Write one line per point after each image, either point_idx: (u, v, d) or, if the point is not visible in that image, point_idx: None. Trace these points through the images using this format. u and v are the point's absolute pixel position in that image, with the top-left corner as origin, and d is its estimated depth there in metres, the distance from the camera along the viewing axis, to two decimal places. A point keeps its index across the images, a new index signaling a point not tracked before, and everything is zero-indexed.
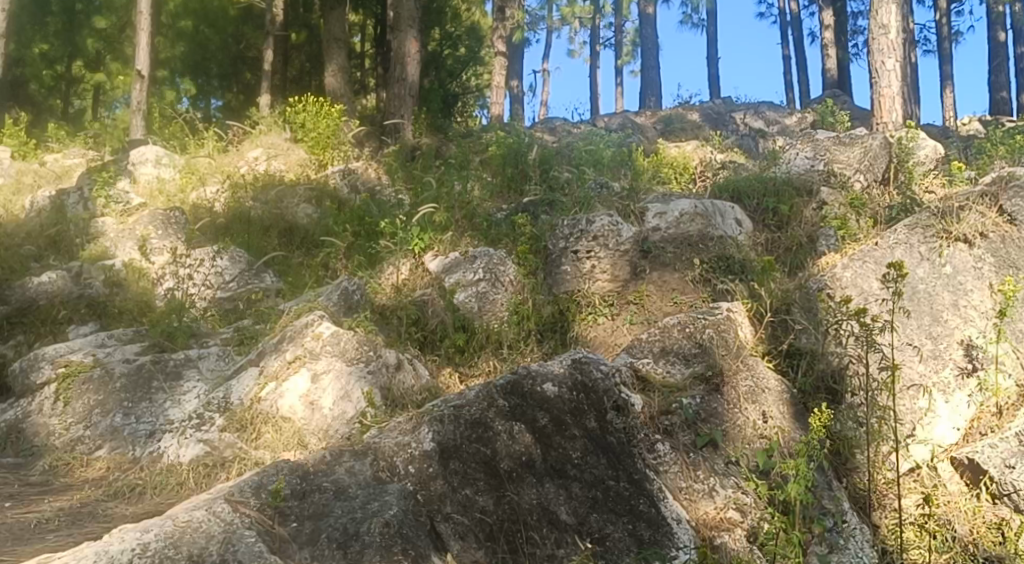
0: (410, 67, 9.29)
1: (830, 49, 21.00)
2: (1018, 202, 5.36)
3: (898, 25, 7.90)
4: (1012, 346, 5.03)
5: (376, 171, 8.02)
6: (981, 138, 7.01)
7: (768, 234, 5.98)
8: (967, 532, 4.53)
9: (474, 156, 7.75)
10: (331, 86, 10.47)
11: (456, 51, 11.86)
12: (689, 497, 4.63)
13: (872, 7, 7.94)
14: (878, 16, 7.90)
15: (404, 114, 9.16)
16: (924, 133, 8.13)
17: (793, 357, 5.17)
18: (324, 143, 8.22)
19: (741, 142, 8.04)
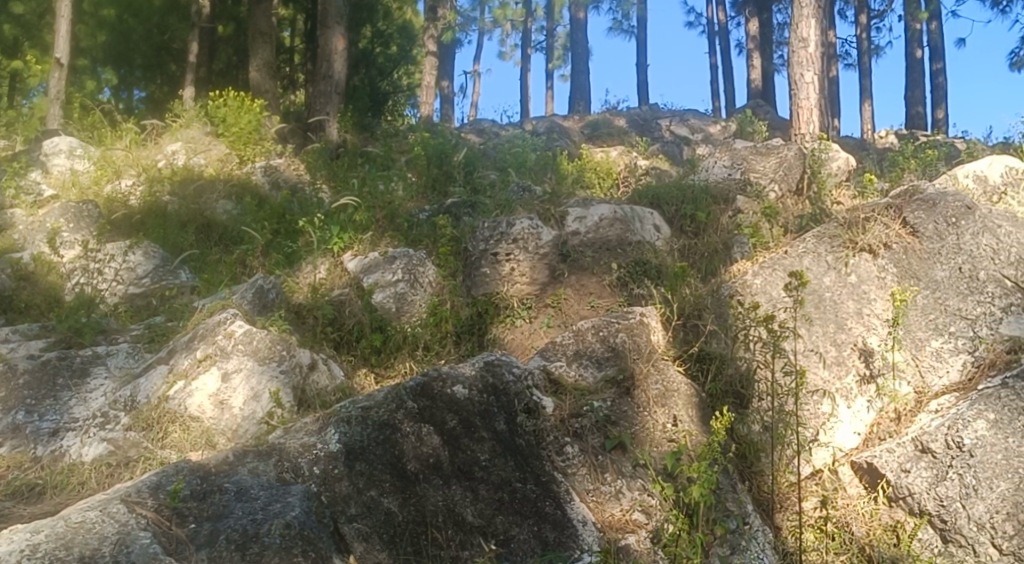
0: (338, 64, 9.26)
1: (759, 60, 21.42)
2: (920, 215, 5.52)
3: (817, 40, 8.12)
4: (911, 354, 5.15)
5: (298, 168, 8.03)
6: (894, 151, 7.17)
7: (686, 240, 6.02)
8: (863, 534, 4.66)
9: (400, 156, 7.76)
10: (256, 80, 10.41)
11: (388, 49, 11.72)
12: (595, 499, 4.67)
13: (793, 22, 8.16)
14: (799, 30, 8.09)
15: (330, 111, 9.12)
16: (840, 145, 8.26)
17: (702, 362, 5.22)
18: (245, 139, 8.28)
19: (665, 149, 8.15)
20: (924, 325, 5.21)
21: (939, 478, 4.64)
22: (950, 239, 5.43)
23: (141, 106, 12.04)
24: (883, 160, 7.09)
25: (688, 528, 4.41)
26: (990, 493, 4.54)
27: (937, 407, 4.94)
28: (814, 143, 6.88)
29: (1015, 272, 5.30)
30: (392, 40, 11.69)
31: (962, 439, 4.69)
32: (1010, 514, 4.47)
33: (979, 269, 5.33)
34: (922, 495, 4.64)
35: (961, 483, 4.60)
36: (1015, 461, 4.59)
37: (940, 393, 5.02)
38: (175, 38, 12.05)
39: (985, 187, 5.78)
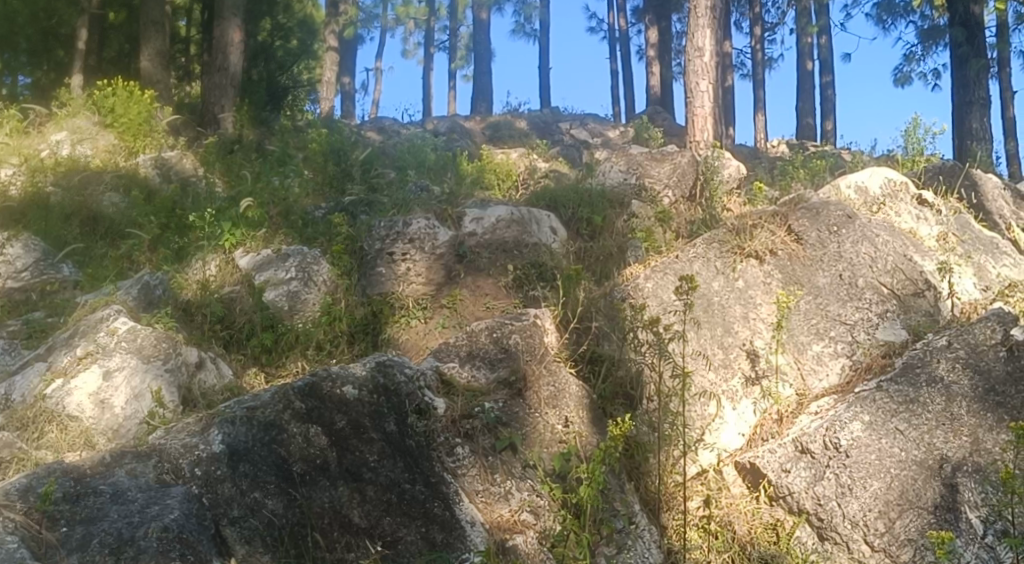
0: (234, 57, 9.23)
1: (658, 68, 21.75)
2: (804, 223, 5.77)
3: (712, 50, 8.38)
4: (793, 357, 5.33)
5: (190, 161, 7.83)
6: (784, 159, 7.39)
7: (581, 243, 6.10)
8: (745, 532, 4.79)
9: (295, 153, 7.73)
10: (147, 70, 10.12)
11: (288, 43, 11.55)
12: (485, 500, 4.68)
13: (689, 32, 8.41)
14: (694, 39, 8.37)
15: (224, 103, 9.14)
16: (734, 153, 8.51)
17: (593, 364, 5.31)
18: (135, 129, 8.10)
19: (565, 152, 8.22)
20: (806, 330, 5.40)
21: (817, 477, 4.81)
22: (832, 247, 5.65)
23: (25, 92, 11.65)
24: (772, 169, 7.29)
25: (577, 529, 4.43)
26: (863, 492, 4.73)
27: (817, 409, 5.09)
28: (708, 151, 7.05)
29: (892, 280, 5.50)
30: (293, 34, 11.51)
31: (839, 440, 4.86)
32: (881, 512, 4.67)
33: (859, 276, 5.54)
34: (801, 494, 4.79)
35: (837, 482, 4.78)
36: (887, 462, 4.80)
37: (819, 396, 5.19)
38: (63, 23, 11.58)
39: (866, 198, 6.02)
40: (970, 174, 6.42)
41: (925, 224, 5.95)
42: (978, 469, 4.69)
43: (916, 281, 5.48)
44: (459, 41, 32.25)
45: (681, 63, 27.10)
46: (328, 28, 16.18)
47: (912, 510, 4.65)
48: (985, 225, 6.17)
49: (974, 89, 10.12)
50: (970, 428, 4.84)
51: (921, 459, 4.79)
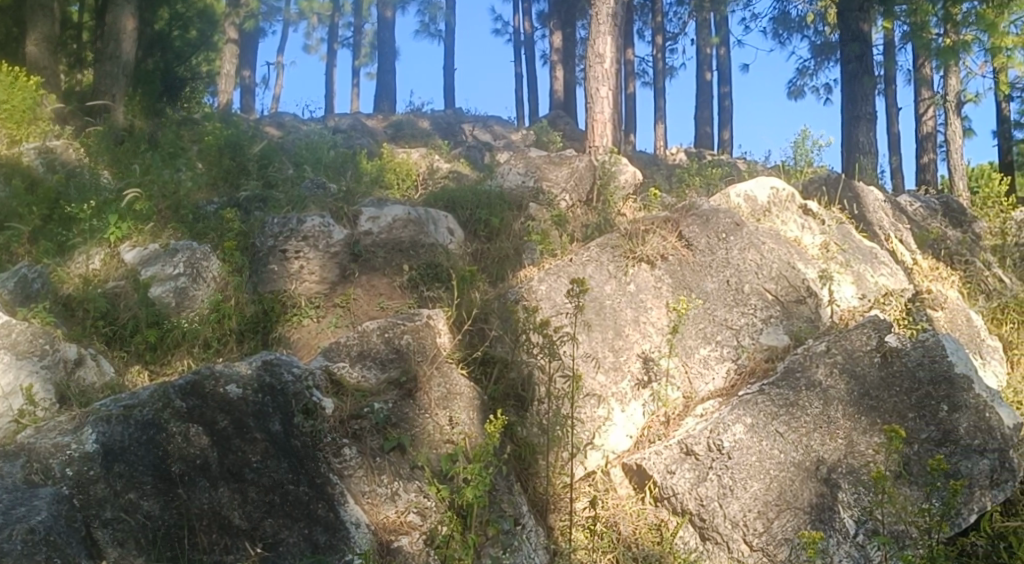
0: (126, 45, 9.06)
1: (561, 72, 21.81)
2: (694, 229, 5.91)
3: (612, 56, 9.04)
4: (681, 361, 5.44)
5: (77, 150, 7.60)
6: (680, 166, 7.55)
7: (478, 245, 6.13)
8: (630, 533, 4.85)
9: (189, 145, 7.59)
10: (33, 55, 9.77)
11: (186, 33, 10.98)
12: (371, 501, 4.62)
13: (590, 39, 9.03)
14: (595, 46, 9.02)
15: (115, 94, 8.95)
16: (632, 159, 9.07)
17: (486, 365, 5.32)
18: (18, 116, 7.80)
19: (468, 153, 8.28)
20: (695, 334, 5.52)
21: (700, 478, 4.90)
22: (720, 254, 5.81)
23: None
24: (670, 176, 7.43)
25: (461, 531, 4.40)
26: (744, 493, 4.84)
27: (702, 411, 5.21)
28: (606, 156, 7.16)
29: (776, 286, 5.68)
30: (192, 25, 10.88)
31: (721, 441, 4.98)
32: (760, 512, 4.79)
33: (745, 282, 5.69)
34: (685, 495, 4.87)
35: (719, 483, 4.88)
36: (767, 464, 4.94)
37: (705, 398, 5.30)
38: None
39: (754, 206, 6.16)
40: (852, 187, 6.70)
41: (809, 233, 6.15)
42: (851, 470, 4.86)
43: (798, 288, 5.69)
44: (365, 38, 32.02)
45: (583, 69, 27.47)
46: (228, 19, 15.90)
47: (790, 511, 4.78)
48: (866, 234, 6.40)
49: (861, 104, 10.53)
50: (845, 430, 5.02)
51: (799, 461, 4.94)
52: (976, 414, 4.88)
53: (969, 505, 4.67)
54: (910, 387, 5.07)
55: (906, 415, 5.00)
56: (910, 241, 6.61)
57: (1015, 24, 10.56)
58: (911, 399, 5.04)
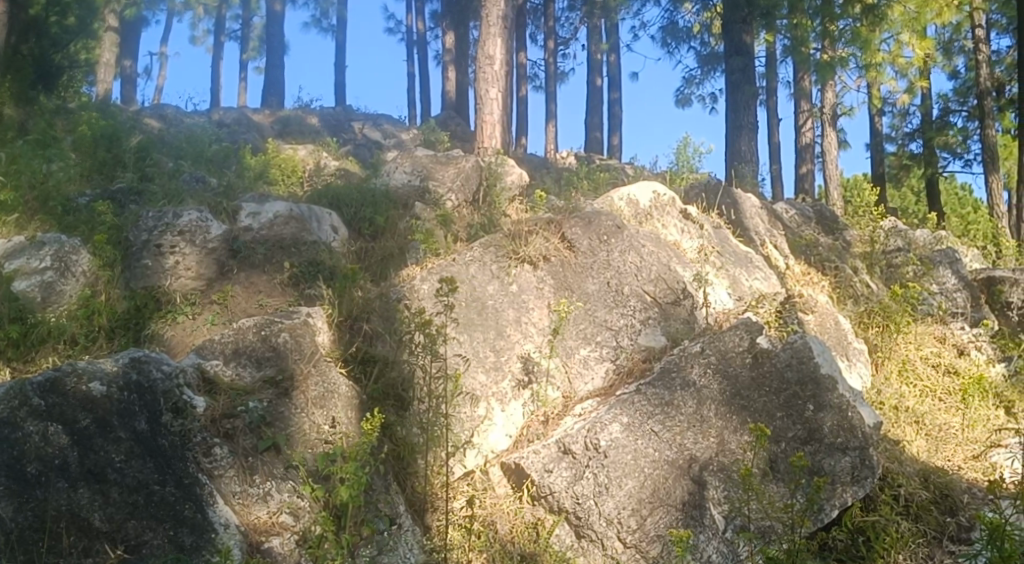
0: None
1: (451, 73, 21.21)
2: (576, 232, 6.07)
3: (501, 59, 9.56)
4: (561, 361, 5.52)
5: None
6: (569, 170, 7.67)
7: (362, 243, 6.14)
8: (506, 531, 4.83)
9: (61, 135, 7.31)
10: None
11: (65, 20, 9.54)
12: (242, 501, 4.47)
13: (480, 41, 9.50)
14: (485, 48, 9.50)
15: None
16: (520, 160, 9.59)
17: (366, 364, 5.25)
18: None
19: (356, 152, 8.64)
20: (575, 335, 5.62)
21: (577, 477, 4.96)
22: (602, 255, 5.97)
23: None
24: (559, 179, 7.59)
25: (334, 531, 4.21)
26: (618, 491, 4.91)
27: (580, 411, 5.28)
28: (493, 157, 7.32)
29: (655, 289, 5.86)
30: (72, 10, 9.57)
31: (598, 441, 5.05)
32: (634, 510, 4.87)
33: (624, 284, 5.87)
34: (561, 494, 4.91)
35: (594, 482, 4.95)
36: (642, 462, 5.01)
37: (584, 398, 5.39)
38: None
39: (635, 209, 6.40)
40: (730, 194, 7.00)
41: (687, 236, 6.39)
42: (721, 468, 4.98)
43: (675, 289, 5.87)
44: (254, 31, 31.15)
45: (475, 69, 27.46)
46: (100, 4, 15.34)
47: (662, 508, 4.87)
48: (743, 239, 6.73)
49: (743, 114, 10.89)
50: (717, 429, 5.14)
51: (673, 459, 5.03)
52: (839, 413, 5.07)
53: (831, 501, 4.79)
54: (779, 387, 5.22)
55: (775, 414, 5.14)
56: (784, 246, 6.93)
57: (886, 41, 11.24)
58: (780, 398, 5.19)
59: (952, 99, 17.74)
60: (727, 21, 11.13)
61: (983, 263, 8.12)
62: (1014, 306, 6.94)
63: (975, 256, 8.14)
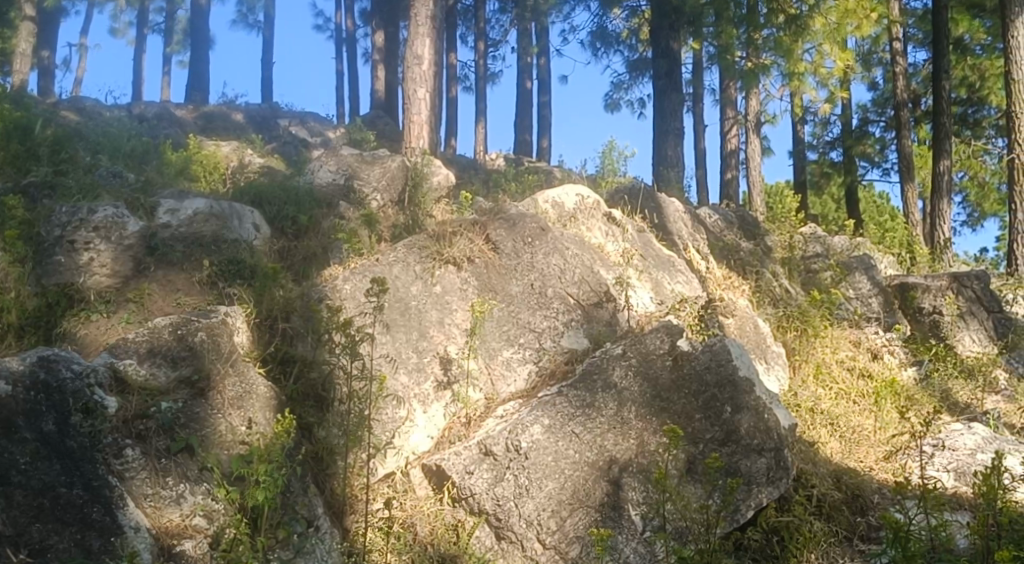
0: None
1: (380, 72, 20.93)
2: (501, 234, 6.14)
3: (429, 59, 9.57)
4: (483, 362, 5.53)
5: None
6: (495, 173, 7.81)
7: (285, 242, 6.12)
8: (426, 534, 4.79)
9: None
10: None
11: None
12: (154, 504, 4.33)
13: (410, 39, 9.52)
14: (414, 47, 9.51)
15: None
16: (446, 160, 9.58)
17: (285, 365, 5.21)
18: None
19: (281, 149, 8.63)
20: (498, 336, 5.64)
21: (497, 478, 4.96)
22: (525, 258, 6.03)
23: None
24: (489, 181, 7.71)
25: (249, 533, 4.12)
26: (538, 492, 4.93)
27: (502, 412, 5.29)
28: (419, 157, 7.29)
29: (578, 291, 5.92)
30: None
31: (519, 442, 5.06)
32: (553, 512, 4.87)
33: (548, 286, 5.91)
34: (481, 496, 4.90)
35: (515, 483, 4.95)
36: (562, 464, 5.04)
37: (506, 400, 5.40)
38: None
39: (561, 212, 6.49)
40: (654, 198, 7.17)
41: (612, 240, 6.50)
42: (641, 469, 5.01)
43: (599, 293, 5.93)
44: (177, 24, 30.41)
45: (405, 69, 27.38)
46: None
47: (582, 509, 4.88)
48: (665, 243, 6.89)
49: (670, 120, 11.02)
50: (637, 431, 5.18)
51: (592, 461, 5.06)
52: (756, 415, 5.12)
53: (747, 501, 4.87)
54: (697, 389, 5.29)
55: (694, 416, 5.21)
56: (706, 250, 7.10)
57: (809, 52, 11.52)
58: (698, 400, 5.26)
59: (871, 110, 18.21)
60: (655, 28, 11.35)
61: (897, 270, 8.43)
62: (926, 311, 7.26)
63: (889, 261, 8.46)
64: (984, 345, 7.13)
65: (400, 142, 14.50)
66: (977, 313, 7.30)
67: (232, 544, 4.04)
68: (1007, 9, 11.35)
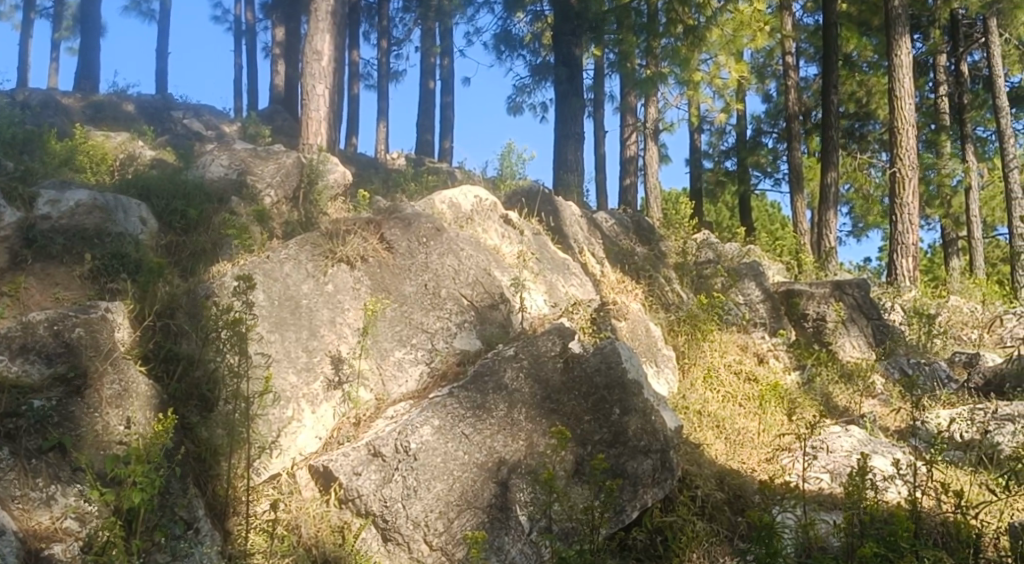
0: None
1: (278, 66, 20.53)
2: (395, 233, 6.13)
3: (330, 55, 9.53)
4: (375, 363, 5.50)
5: None
6: (395, 173, 7.92)
7: (173, 236, 6.03)
8: (310, 535, 4.66)
9: None
10: None
11: None
12: (21, 507, 4.11)
13: (309, 34, 9.47)
14: (313, 43, 9.46)
15: None
16: (345, 158, 9.54)
17: (168, 363, 5.06)
18: None
19: (173, 142, 8.58)
20: (390, 336, 5.63)
21: (385, 480, 4.89)
22: (420, 258, 6.04)
23: None
24: (387, 180, 7.80)
25: (124, 536, 3.95)
26: (426, 493, 4.87)
27: (392, 413, 5.26)
28: (315, 155, 7.29)
29: (471, 293, 5.98)
30: None
31: (408, 443, 5.01)
32: (441, 512, 4.82)
33: (442, 287, 5.95)
34: (369, 497, 4.83)
35: (403, 485, 4.89)
36: (451, 465, 5.00)
37: (397, 401, 5.37)
38: None
39: (457, 212, 6.55)
40: (550, 201, 7.33)
41: (508, 242, 6.61)
42: (529, 470, 5.02)
43: (493, 294, 6.01)
44: (67, 10, 29.22)
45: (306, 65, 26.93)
46: None
47: (470, 511, 4.84)
48: (562, 246, 7.05)
49: (570, 124, 11.25)
50: (526, 432, 5.19)
51: (481, 461, 5.04)
52: (643, 416, 5.22)
53: (632, 502, 4.93)
54: (587, 390, 5.36)
55: (582, 417, 5.26)
56: (601, 254, 7.30)
57: (705, 62, 11.79)
58: (588, 402, 5.32)
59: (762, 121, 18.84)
60: (557, 33, 11.63)
61: (785, 277, 8.76)
62: (810, 316, 7.58)
63: (778, 268, 8.77)
64: (863, 351, 7.44)
65: (296, 138, 14.57)
66: (857, 320, 7.65)
67: (104, 549, 3.86)
68: (892, 28, 11.85)
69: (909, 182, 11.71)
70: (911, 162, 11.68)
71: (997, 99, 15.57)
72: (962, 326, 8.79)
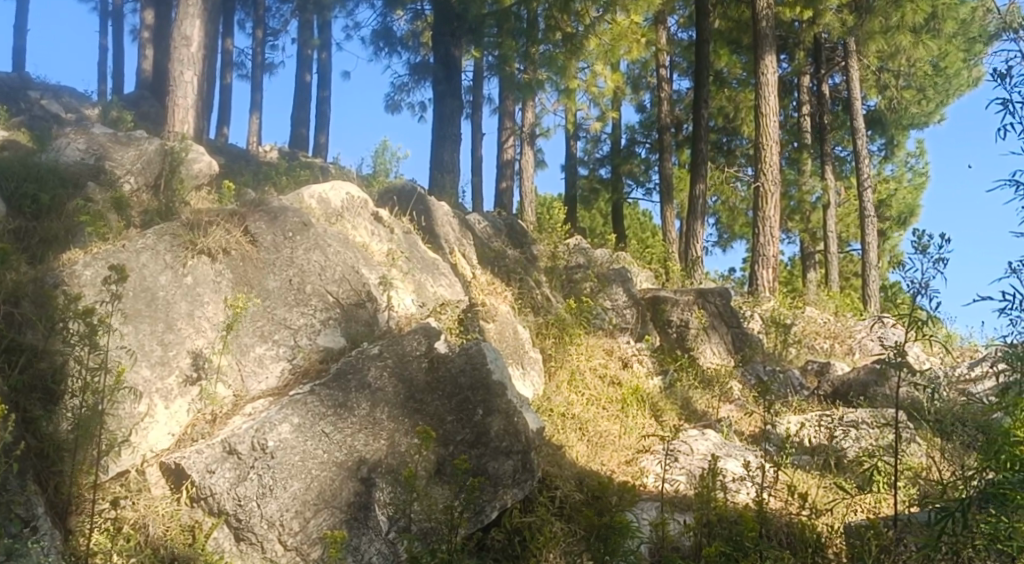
0: None
1: (147, 51, 19.81)
2: (261, 227, 6.02)
3: (199, 41, 9.31)
4: (234, 359, 5.39)
5: None
6: (265, 166, 7.88)
7: (22, 222, 5.81)
8: (159, 533, 4.47)
9: None
10: None
11: None
12: None
13: (178, 19, 9.21)
14: (182, 28, 9.21)
15: None
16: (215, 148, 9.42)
17: (11, 354, 4.81)
18: None
19: (27, 122, 8.28)
20: (251, 332, 5.54)
21: (240, 478, 4.73)
22: (285, 252, 5.97)
23: None
24: (259, 173, 7.80)
25: None
26: (282, 492, 4.74)
27: (250, 411, 5.12)
28: (178, 142, 7.12)
29: (338, 289, 5.94)
30: None
31: (266, 441, 4.88)
32: (297, 512, 4.69)
33: (307, 282, 5.89)
34: (222, 495, 4.67)
35: (258, 483, 4.74)
36: (309, 463, 4.89)
37: (256, 397, 5.25)
38: None
39: (326, 208, 6.49)
40: (423, 201, 7.32)
41: (377, 239, 6.62)
42: (390, 469, 4.93)
43: (359, 293, 5.98)
44: None
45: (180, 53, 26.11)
46: None
47: (327, 510, 4.73)
48: (432, 246, 7.10)
49: (447, 125, 11.35)
50: (388, 431, 5.12)
51: (340, 461, 4.94)
52: (506, 417, 5.21)
53: (491, 502, 4.93)
54: (451, 391, 5.35)
55: (446, 418, 5.23)
56: (472, 256, 7.39)
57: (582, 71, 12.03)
58: (451, 402, 5.30)
59: (637, 131, 19.32)
60: (435, 33, 11.80)
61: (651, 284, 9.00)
62: (674, 323, 7.81)
63: (645, 275, 9.00)
64: (722, 357, 7.77)
65: (159, 124, 14.09)
66: (718, 327, 7.96)
67: None
68: (759, 48, 12.29)
69: (771, 196, 12.22)
70: (774, 178, 12.17)
71: (855, 121, 16.40)
72: (815, 336, 9.20)
